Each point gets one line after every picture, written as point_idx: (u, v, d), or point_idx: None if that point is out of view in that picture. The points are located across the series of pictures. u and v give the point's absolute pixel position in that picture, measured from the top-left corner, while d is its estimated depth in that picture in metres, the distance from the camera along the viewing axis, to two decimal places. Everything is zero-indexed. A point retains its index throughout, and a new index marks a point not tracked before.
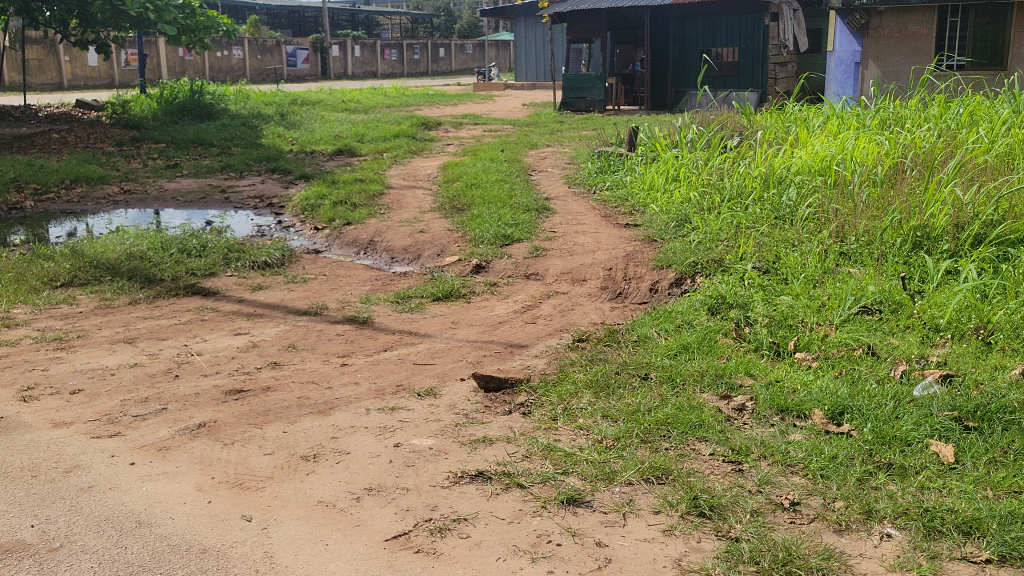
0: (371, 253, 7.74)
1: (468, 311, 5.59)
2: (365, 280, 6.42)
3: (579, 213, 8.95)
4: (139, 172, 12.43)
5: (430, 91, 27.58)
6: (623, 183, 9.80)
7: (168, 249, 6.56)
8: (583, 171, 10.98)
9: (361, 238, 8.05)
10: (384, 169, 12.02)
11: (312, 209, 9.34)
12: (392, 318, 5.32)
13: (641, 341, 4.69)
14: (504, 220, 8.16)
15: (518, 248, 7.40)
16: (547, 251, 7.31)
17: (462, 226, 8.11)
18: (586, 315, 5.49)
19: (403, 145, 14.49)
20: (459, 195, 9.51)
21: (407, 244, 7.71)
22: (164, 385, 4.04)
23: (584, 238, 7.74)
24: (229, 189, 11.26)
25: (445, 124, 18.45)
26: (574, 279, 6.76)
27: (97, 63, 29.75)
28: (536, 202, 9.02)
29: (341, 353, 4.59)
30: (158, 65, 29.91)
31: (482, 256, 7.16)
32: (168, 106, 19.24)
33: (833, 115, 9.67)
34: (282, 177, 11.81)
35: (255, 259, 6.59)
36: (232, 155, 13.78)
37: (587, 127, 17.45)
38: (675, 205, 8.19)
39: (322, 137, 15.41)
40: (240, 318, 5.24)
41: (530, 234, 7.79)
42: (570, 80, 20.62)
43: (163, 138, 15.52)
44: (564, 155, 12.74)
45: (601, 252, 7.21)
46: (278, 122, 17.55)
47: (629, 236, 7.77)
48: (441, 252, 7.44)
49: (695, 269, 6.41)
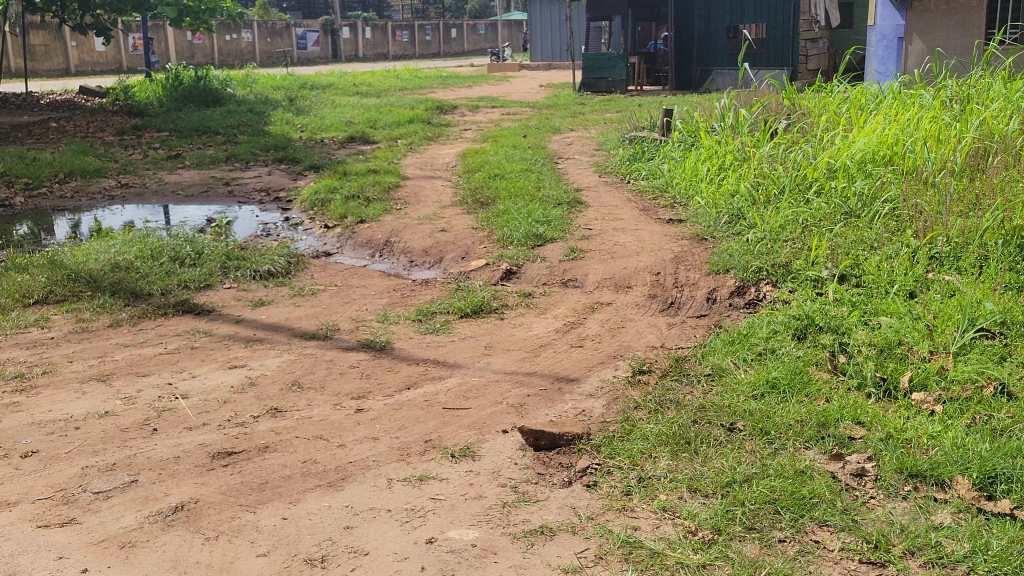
0: (388, 255, 6.96)
1: (503, 332, 4.81)
2: (382, 291, 5.65)
3: (615, 207, 8.13)
4: (140, 163, 11.67)
5: (444, 73, 26.76)
6: (660, 172, 8.95)
7: (159, 257, 5.78)
8: (614, 158, 10.15)
9: (377, 238, 7.27)
10: (399, 158, 11.24)
11: (322, 205, 8.57)
12: (415, 343, 4.54)
13: (717, 376, 3.89)
14: (534, 216, 7.36)
15: (551, 250, 6.61)
16: (586, 253, 6.51)
17: (487, 224, 7.32)
18: (640, 335, 4.70)
19: (419, 131, 13.71)
20: (482, 187, 8.72)
21: (428, 245, 6.93)
22: (138, 445, 3.27)
23: (625, 236, 6.94)
24: (234, 181, 10.49)
25: (461, 107, 17.63)
26: (619, 288, 5.97)
27: (104, 48, 28.99)
28: (567, 195, 8.22)
29: (357, 393, 3.82)
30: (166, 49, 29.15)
31: (512, 260, 6.37)
32: (173, 92, 18.48)
33: (890, 94, 8.80)
34: (290, 168, 11.03)
35: (257, 268, 5.80)
36: (238, 144, 13.02)
37: (610, 109, 16.59)
38: (724, 199, 7.36)
39: (333, 123, 14.65)
40: (237, 344, 4.47)
41: (564, 233, 7.00)
42: (590, 60, 19.73)
43: (166, 126, 14.75)
44: (591, 140, 11.92)
45: (646, 255, 6.41)
46: (287, 108, 16.78)
47: (675, 235, 6.95)
48: (466, 255, 6.67)
49: (759, 276, 5.59)
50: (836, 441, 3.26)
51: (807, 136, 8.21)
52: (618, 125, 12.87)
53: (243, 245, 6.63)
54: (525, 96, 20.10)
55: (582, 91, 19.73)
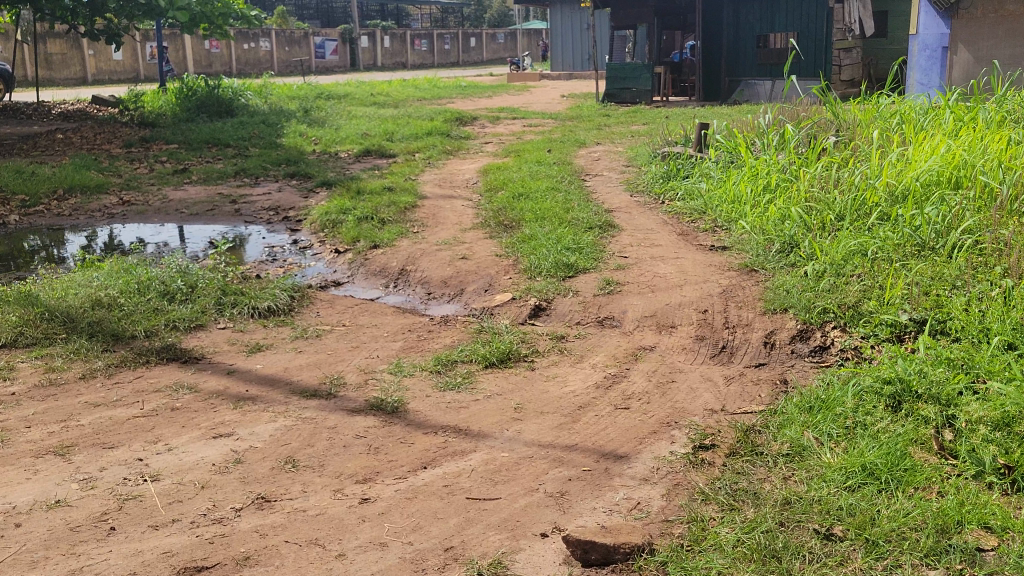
0: (404, 286, 6.32)
1: (535, 388, 4.15)
2: (396, 332, 5.00)
3: (650, 231, 7.46)
4: (145, 178, 11.10)
5: (462, 82, 26.18)
6: (697, 192, 8.28)
7: (146, 292, 5.16)
8: (646, 176, 9.49)
9: (392, 266, 6.64)
10: (417, 173, 10.62)
11: (333, 226, 7.95)
12: (433, 404, 3.89)
13: (798, 457, 3.21)
14: (563, 242, 6.71)
15: (585, 282, 5.96)
16: (624, 286, 5.86)
17: (513, 252, 6.67)
18: (695, 394, 4.03)
19: (438, 143, 13.10)
20: (506, 209, 8.08)
21: (447, 275, 6.29)
22: (89, 554, 2.63)
23: (665, 266, 6.28)
24: (241, 199, 9.90)
25: (482, 118, 17.02)
26: (663, 328, 5.30)
27: (121, 57, 28.56)
28: (599, 218, 7.57)
29: (363, 474, 3.17)
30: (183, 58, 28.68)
31: (541, 294, 5.73)
32: (186, 102, 17.95)
33: (947, 107, 8.12)
34: (301, 185, 10.42)
35: (256, 304, 5.17)
36: (249, 158, 12.43)
37: (636, 121, 15.94)
38: (773, 225, 6.68)
39: (348, 135, 14.05)
40: (224, 404, 3.83)
41: (597, 262, 6.34)
42: (615, 70, 19.07)
43: (175, 138, 14.20)
44: (619, 155, 11.26)
45: (690, 288, 5.75)
46: (301, 119, 16.22)
47: (720, 265, 6.28)
48: (489, 286, 6.03)
49: (824, 318, 4.91)
50: (963, 554, 2.58)
51: (859, 154, 7.54)
52: (647, 140, 12.21)
53: (243, 276, 6.01)
54: (546, 107, 19.46)
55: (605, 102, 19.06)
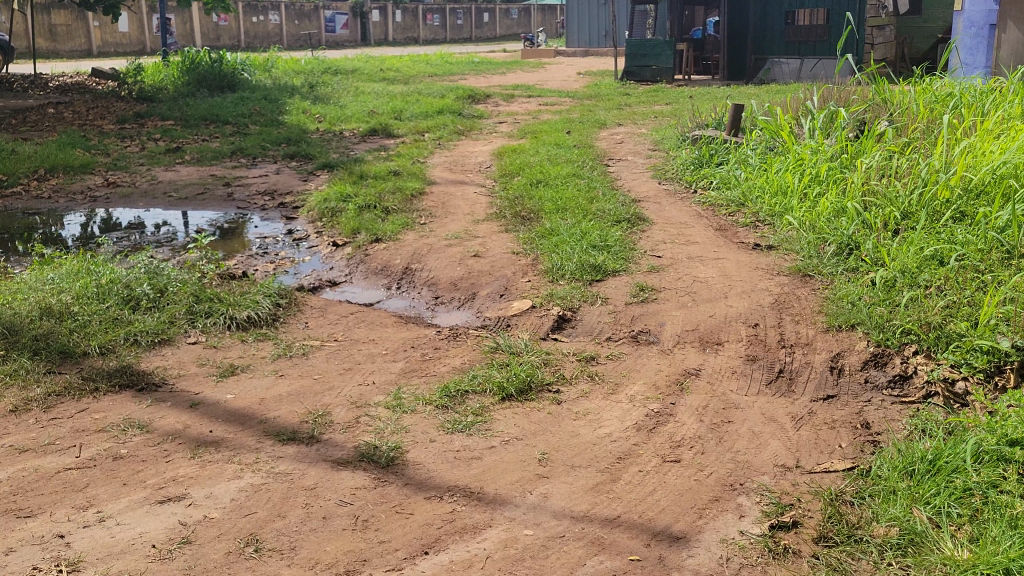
0: (407, 288, 5.58)
1: (563, 429, 3.40)
2: (396, 349, 4.27)
3: (685, 225, 6.71)
4: (134, 157, 10.38)
5: (475, 58, 25.34)
6: (736, 181, 7.51)
7: (105, 297, 4.42)
8: (675, 162, 8.72)
9: (396, 264, 5.90)
10: (426, 155, 9.87)
11: (332, 215, 7.22)
12: (439, 453, 3.15)
13: (912, 549, 2.48)
14: (588, 238, 5.96)
15: (615, 287, 5.22)
16: (660, 293, 5.11)
17: (531, 249, 5.93)
18: (760, 442, 3.29)
19: (449, 122, 12.33)
20: (522, 199, 7.32)
21: (457, 276, 5.55)
22: None
23: (705, 268, 5.53)
24: (235, 182, 9.17)
25: (495, 96, 16.22)
26: (707, 347, 4.56)
27: (127, 29, 27.77)
28: (626, 211, 6.82)
29: (344, 565, 2.44)
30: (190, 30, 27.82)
31: (564, 303, 4.98)
32: (187, 76, 17.19)
33: (1013, 87, 7.30)
34: (301, 167, 9.69)
35: (234, 313, 4.43)
36: (248, 137, 11.69)
37: (658, 100, 15.12)
38: (827, 223, 5.92)
39: (354, 113, 13.30)
40: (179, 450, 3.10)
41: (628, 264, 5.59)
42: (635, 46, 18.20)
43: (171, 114, 13.46)
44: (643, 138, 10.48)
45: (736, 300, 5.00)
46: (306, 95, 15.45)
47: (767, 268, 5.52)
48: (505, 290, 5.29)
49: (904, 341, 4.17)
50: None
51: (918, 143, 6.76)
52: (672, 122, 11.41)
53: (225, 277, 5.29)
54: (562, 85, 18.62)
55: (624, 80, 18.21)
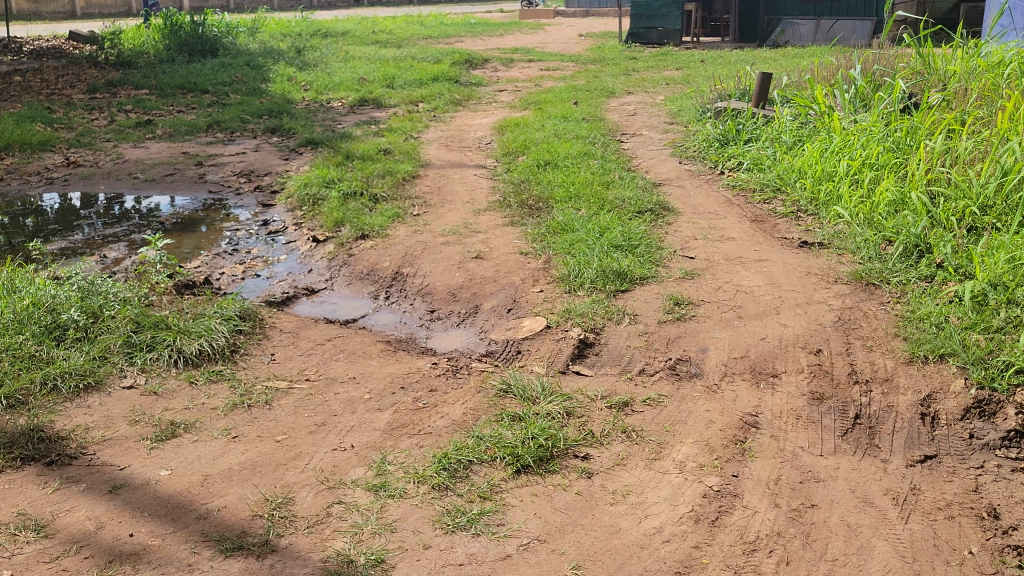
0: (397, 296, 4.76)
1: (598, 522, 2.59)
2: (384, 390, 3.46)
3: (717, 217, 5.87)
4: (101, 132, 9.50)
5: (472, 19, 24.32)
6: (770, 164, 6.67)
7: (21, 324, 3.57)
8: (697, 140, 7.85)
9: (385, 267, 5.06)
10: (420, 130, 9.03)
11: (314, 204, 6.39)
12: (437, 570, 2.34)
13: None
14: (607, 236, 5.14)
15: (645, 299, 4.39)
16: (698, 308, 4.29)
17: (542, 249, 5.11)
18: (862, 546, 2.50)
19: (445, 91, 11.49)
20: (529, 183, 6.51)
21: (456, 285, 4.73)
22: None
23: (747, 274, 4.70)
24: (209, 161, 8.31)
25: (494, 60, 15.32)
26: (763, 383, 3.74)
27: None
28: (649, 198, 5.99)
29: None
30: None
31: (585, 321, 4.17)
32: (169, 39, 16.24)
33: None
34: (282, 144, 8.84)
35: (182, 345, 3.60)
36: (227, 109, 10.82)
37: (667, 64, 14.26)
38: (887, 219, 5.10)
39: (343, 81, 12.43)
40: (83, 571, 2.28)
41: (656, 268, 4.77)
42: (641, 6, 17.20)
43: (146, 82, 12.54)
44: (657, 109, 9.61)
45: (790, 317, 4.18)
46: (292, 60, 14.55)
47: (822, 273, 4.70)
48: (514, 302, 4.47)
49: (1016, 384, 3.40)
50: None
51: (982, 122, 5.93)
52: (687, 91, 10.54)
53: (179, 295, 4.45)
54: (563, 48, 17.69)
55: (629, 43, 17.25)
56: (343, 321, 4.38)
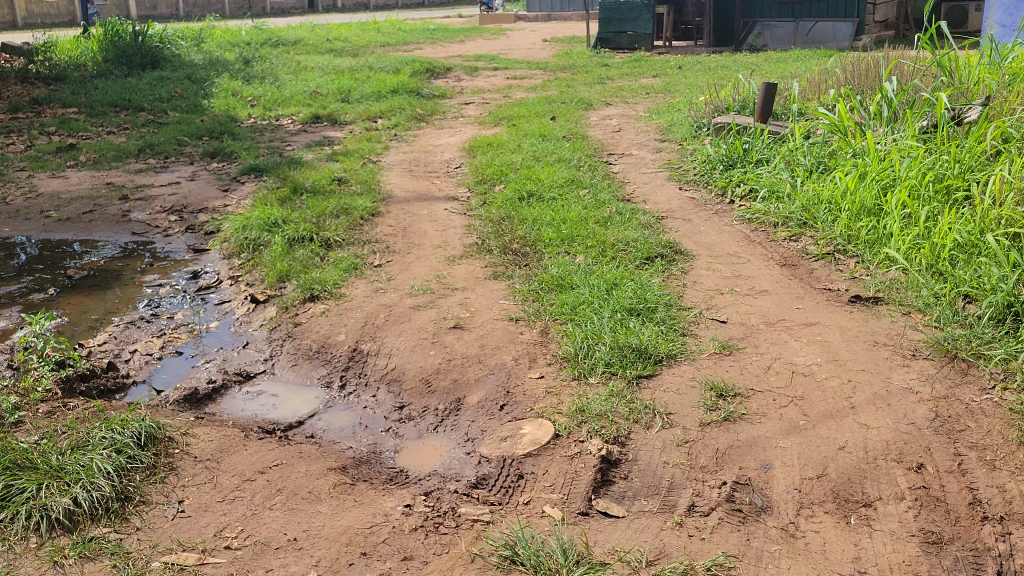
0: (357, 384, 3.72)
1: None
2: (340, 558, 2.43)
3: (740, 261, 4.89)
4: (15, 160, 8.35)
5: (430, 25, 23.17)
6: (792, 192, 5.71)
7: None
8: (696, 161, 6.89)
9: (340, 341, 4.02)
10: (380, 152, 8.01)
11: (254, 251, 5.34)
12: None
13: None
14: (616, 295, 4.15)
15: (677, 389, 3.38)
16: (749, 402, 3.29)
17: (536, 314, 4.11)
18: None
19: (406, 105, 10.47)
20: (510, 220, 5.52)
21: (432, 368, 3.71)
22: None
23: (799, 347, 3.72)
24: (136, 193, 7.20)
25: (456, 69, 14.31)
26: (855, 519, 2.75)
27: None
28: (657, 239, 5.00)
29: None
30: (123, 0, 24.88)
31: (605, 425, 3.16)
32: (104, 51, 14.96)
33: None
34: (221, 171, 7.76)
35: (48, 496, 2.52)
36: (163, 129, 9.71)
37: (643, 71, 13.37)
38: (959, 268, 4.17)
39: (294, 95, 11.36)
40: None
41: (683, 341, 3.78)
42: (610, 10, 16.26)
43: (74, 99, 11.34)
44: (644, 123, 8.66)
45: (871, 414, 3.20)
46: (238, 71, 13.40)
47: (892, 341, 3.74)
48: (509, 395, 3.45)
49: None
50: None
51: None
52: (672, 102, 9.59)
53: (61, 402, 3.37)
54: (528, 54, 16.70)
55: (598, 48, 16.31)
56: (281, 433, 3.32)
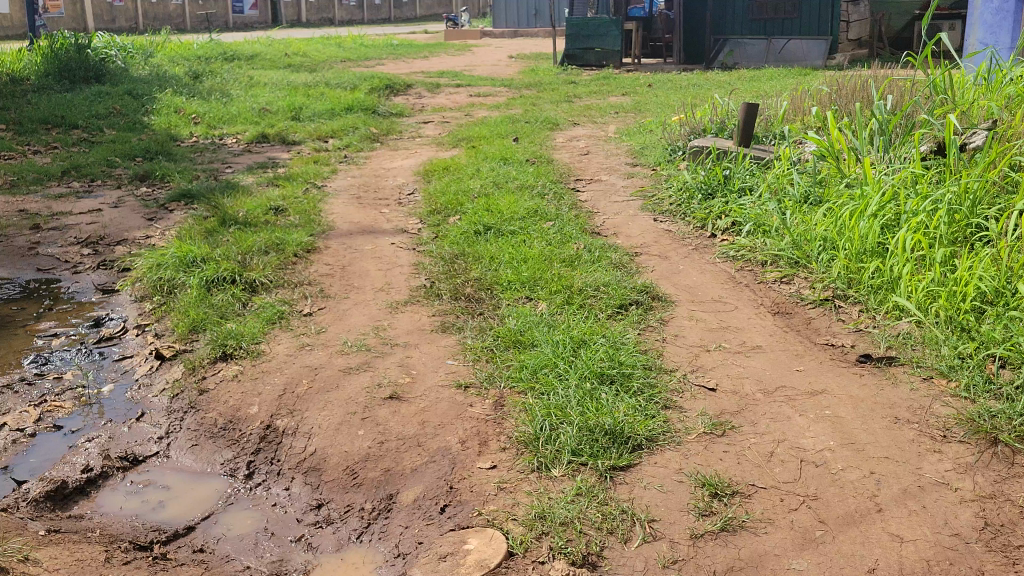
0: (266, 472, 3.03)
1: None
2: None
3: (727, 309, 4.25)
4: None
5: (393, 40, 22.44)
6: (780, 227, 5.09)
7: None
8: (672, 189, 6.25)
9: (252, 415, 3.33)
10: (325, 176, 7.32)
11: (169, 294, 4.63)
12: None
13: None
14: (585, 356, 3.49)
15: (660, 486, 2.72)
16: (750, 504, 2.64)
17: (490, 380, 3.43)
18: None
19: (359, 123, 9.78)
20: (464, 259, 4.85)
21: (359, 453, 3.02)
22: None
23: (806, 425, 3.07)
24: (50, 222, 6.46)
25: (418, 85, 13.64)
26: None
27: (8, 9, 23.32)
28: (631, 282, 4.36)
29: None
30: (80, 12, 23.90)
31: (571, 541, 2.49)
32: (44, 64, 14.09)
33: None
34: (150, 197, 7.03)
35: None
36: (94, 149, 8.94)
37: (612, 89, 12.78)
38: (986, 325, 3.55)
39: (241, 113, 10.62)
40: None
41: (668, 417, 3.12)
42: (576, 25, 15.70)
43: (4, 116, 10.52)
44: (615, 145, 8.03)
45: (904, 521, 2.56)
46: (185, 87, 12.62)
47: (917, 418, 3.10)
48: (451, 493, 2.77)
49: None
50: None
51: None
52: (643, 122, 8.99)
53: None
54: (494, 71, 16.07)
55: (564, 65, 15.72)
56: (163, 550, 2.62)
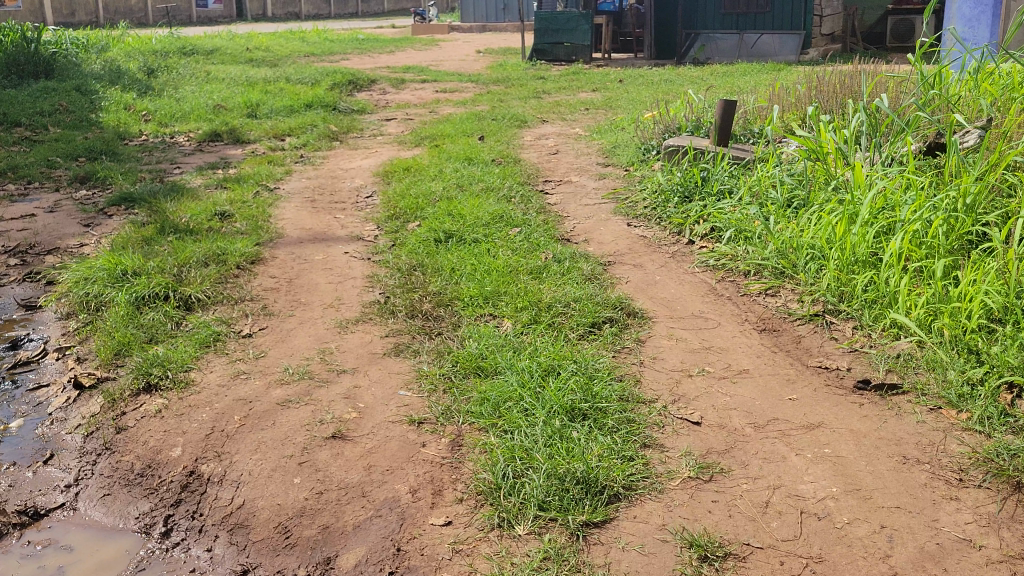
0: (186, 528, 2.62)
1: None
2: None
3: (709, 327, 3.88)
4: None
5: (359, 35, 21.91)
6: (763, 233, 4.72)
7: None
8: (646, 191, 5.89)
9: (175, 458, 2.92)
10: (279, 177, 6.88)
11: (95, 312, 4.19)
12: None
13: None
14: (554, 386, 3.11)
15: (641, 547, 2.34)
16: (746, 570, 2.27)
17: (446, 414, 3.04)
18: None
19: (318, 120, 9.34)
20: (421, 270, 4.45)
21: (293, 506, 2.62)
22: None
23: (805, 467, 2.71)
24: None
25: (382, 81, 13.19)
26: None
27: None
28: (604, 297, 3.98)
29: None
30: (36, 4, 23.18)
31: None
32: None
33: None
34: (89, 201, 6.56)
35: None
36: (34, 148, 8.43)
37: (583, 84, 12.39)
38: (997, 346, 3.20)
39: (195, 110, 10.13)
40: None
41: (648, 459, 2.74)
42: (545, 19, 15.29)
43: None
44: (585, 144, 7.65)
45: None
46: (138, 82, 12.10)
47: (928, 458, 2.75)
48: (398, 558, 2.38)
49: None
50: None
51: None
52: (614, 119, 8.63)
53: None
54: (461, 66, 15.65)
55: (532, 60, 15.31)
56: None
